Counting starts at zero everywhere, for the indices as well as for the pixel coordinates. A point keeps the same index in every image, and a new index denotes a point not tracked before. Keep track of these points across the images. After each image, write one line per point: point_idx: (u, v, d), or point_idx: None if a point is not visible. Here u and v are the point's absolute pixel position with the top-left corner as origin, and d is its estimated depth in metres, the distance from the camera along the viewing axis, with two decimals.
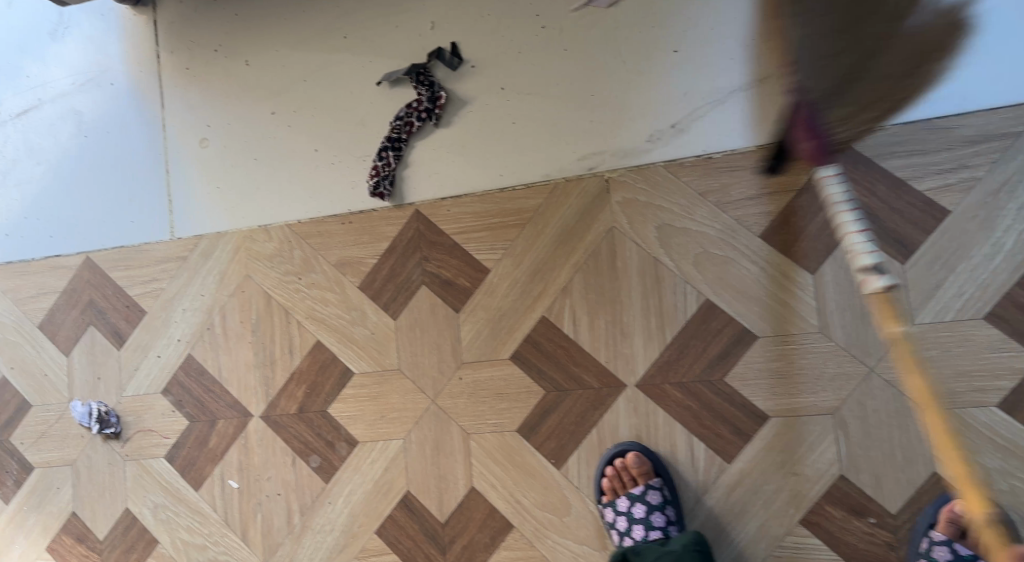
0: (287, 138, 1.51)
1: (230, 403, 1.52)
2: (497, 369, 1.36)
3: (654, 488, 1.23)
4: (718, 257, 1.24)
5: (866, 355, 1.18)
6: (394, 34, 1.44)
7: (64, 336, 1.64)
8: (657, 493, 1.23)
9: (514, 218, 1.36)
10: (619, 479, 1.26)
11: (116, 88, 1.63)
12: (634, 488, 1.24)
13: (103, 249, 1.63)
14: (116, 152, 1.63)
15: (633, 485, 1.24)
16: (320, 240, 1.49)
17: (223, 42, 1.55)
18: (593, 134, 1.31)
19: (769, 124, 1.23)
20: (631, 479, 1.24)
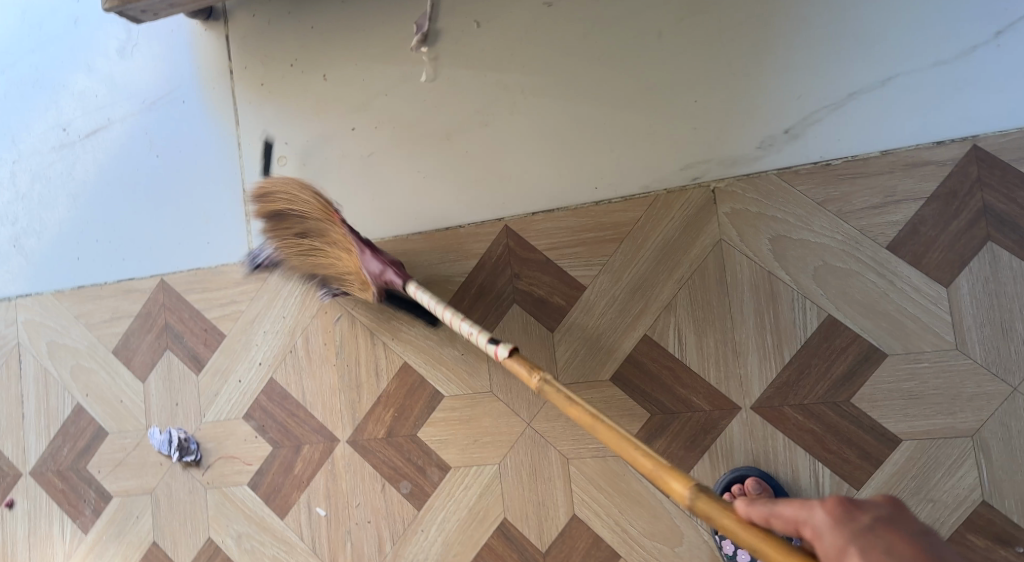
0: (369, 153, 1.46)
1: (315, 428, 1.47)
2: (598, 391, 1.29)
3: None
4: (841, 270, 1.16)
5: (1006, 370, 1.10)
6: (481, 41, 1.38)
7: (141, 361, 1.60)
8: None
9: (612, 233, 1.30)
10: None
11: (188, 106, 1.58)
12: None
13: (179, 271, 1.59)
14: (190, 172, 1.59)
15: None
16: (405, 259, 1.42)
17: (298, 55, 1.50)
18: (697, 142, 1.24)
19: (895, 127, 1.13)
20: None
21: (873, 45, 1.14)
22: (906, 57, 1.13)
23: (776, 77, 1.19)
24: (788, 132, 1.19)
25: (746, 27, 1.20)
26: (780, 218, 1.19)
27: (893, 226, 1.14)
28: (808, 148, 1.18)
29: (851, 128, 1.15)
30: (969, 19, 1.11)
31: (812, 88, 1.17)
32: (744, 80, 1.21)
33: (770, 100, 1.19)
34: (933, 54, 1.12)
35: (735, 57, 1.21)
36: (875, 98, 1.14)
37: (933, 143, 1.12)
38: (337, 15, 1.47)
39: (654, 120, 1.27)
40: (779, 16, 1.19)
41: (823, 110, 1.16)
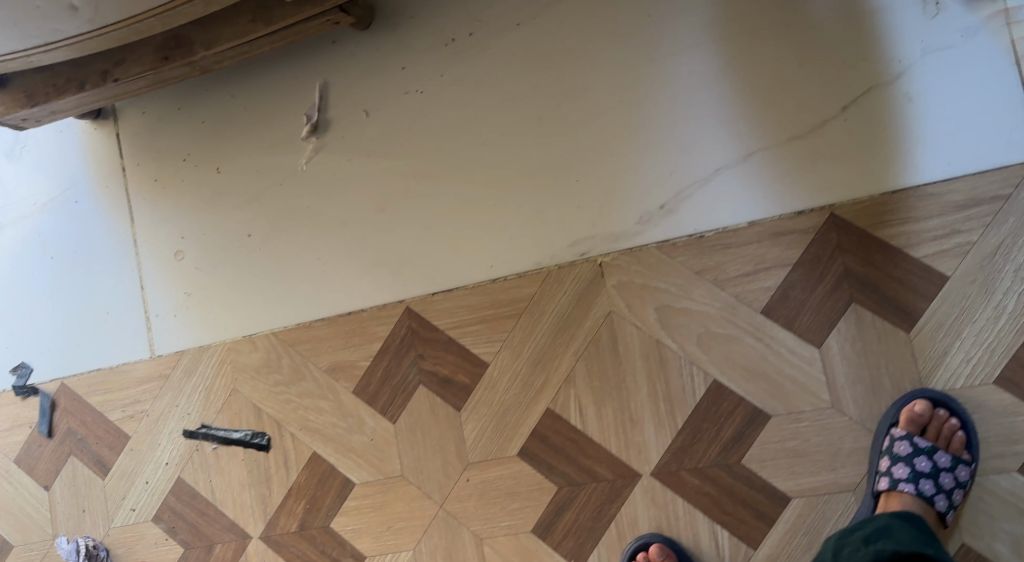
0: (264, 244, 1.45)
1: (227, 526, 1.45)
2: (505, 467, 1.31)
3: None
4: (722, 336, 1.21)
5: (879, 424, 1.15)
6: (369, 129, 1.40)
7: (44, 469, 1.56)
8: None
9: (509, 309, 1.32)
10: None
11: (80, 205, 1.57)
12: None
13: (79, 373, 1.56)
14: (85, 271, 1.56)
15: None
16: (309, 346, 1.43)
17: (189, 149, 1.50)
18: (581, 220, 1.28)
19: (761, 197, 1.20)
20: None
21: (735, 123, 1.21)
22: (764, 134, 1.20)
23: (650, 156, 1.25)
24: (664, 208, 1.24)
25: (619, 110, 1.26)
26: (663, 288, 1.24)
27: (766, 291, 1.19)
28: (683, 222, 1.23)
29: (720, 202, 1.21)
30: (817, 95, 1.18)
31: (682, 165, 1.23)
32: (621, 159, 1.26)
33: (645, 178, 1.25)
34: (788, 129, 1.19)
35: (611, 139, 1.27)
36: (738, 172, 1.21)
37: (795, 212, 1.18)
38: (225, 108, 1.48)
39: (540, 200, 1.31)
40: (649, 99, 1.25)
41: (693, 185, 1.22)
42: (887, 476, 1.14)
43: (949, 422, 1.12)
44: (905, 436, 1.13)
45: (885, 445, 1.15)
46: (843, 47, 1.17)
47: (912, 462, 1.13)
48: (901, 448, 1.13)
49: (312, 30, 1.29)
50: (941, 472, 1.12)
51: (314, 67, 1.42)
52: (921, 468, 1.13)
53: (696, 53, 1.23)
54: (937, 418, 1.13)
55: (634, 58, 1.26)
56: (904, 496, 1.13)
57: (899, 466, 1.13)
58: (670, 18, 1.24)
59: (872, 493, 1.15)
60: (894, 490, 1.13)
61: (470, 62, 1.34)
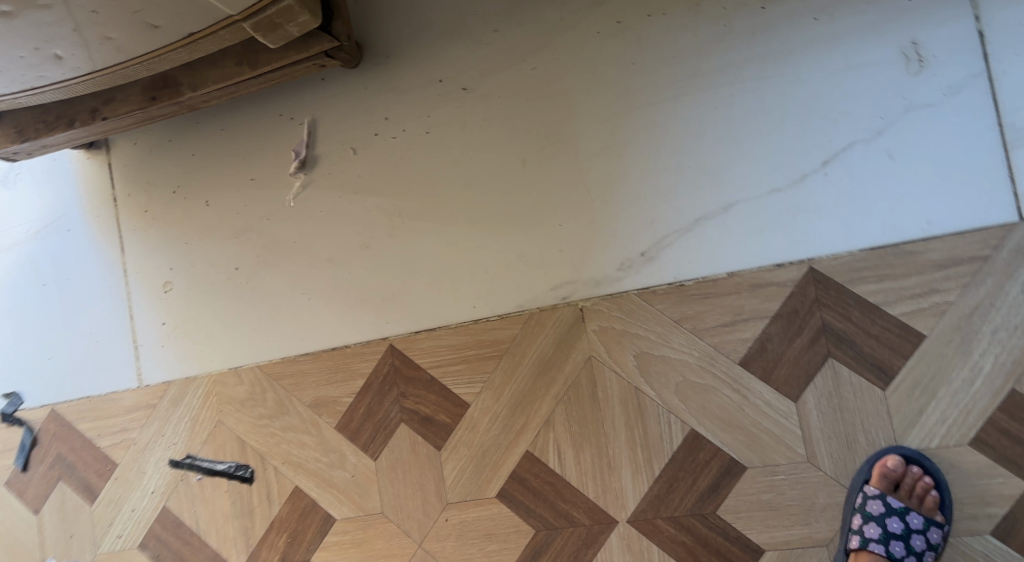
0: (251, 277, 1.46)
1: (210, 556, 1.46)
2: (483, 508, 1.32)
3: None
4: (700, 385, 1.21)
5: (853, 480, 1.16)
6: (356, 167, 1.40)
7: (33, 492, 1.58)
8: None
9: (491, 350, 1.33)
10: None
11: (73, 233, 1.58)
12: None
13: (69, 400, 1.57)
14: (76, 299, 1.58)
15: None
16: (293, 381, 1.44)
17: (180, 181, 1.51)
18: (563, 264, 1.29)
19: (742, 248, 1.19)
20: None
21: (717, 172, 1.21)
22: (745, 184, 1.20)
23: (632, 202, 1.25)
24: (645, 255, 1.24)
25: (602, 156, 1.26)
26: (642, 335, 1.24)
27: (744, 343, 1.19)
28: (663, 269, 1.23)
29: (700, 251, 1.21)
30: (800, 147, 1.18)
31: (664, 213, 1.23)
32: (603, 204, 1.26)
33: (627, 224, 1.25)
34: (770, 180, 1.19)
35: (594, 184, 1.27)
36: (719, 222, 1.20)
37: (774, 265, 1.18)
38: (216, 141, 1.49)
39: (523, 242, 1.31)
40: (633, 146, 1.25)
41: (674, 233, 1.22)
42: (858, 534, 1.15)
43: (923, 482, 1.13)
44: (878, 495, 1.14)
45: (857, 502, 1.15)
46: (826, 100, 1.18)
47: (884, 521, 1.14)
48: (874, 507, 1.14)
49: (298, 73, 1.30)
50: (913, 534, 1.14)
51: (303, 105, 1.43)
52: (893, 529, 1.15)
53: (680, 101, 1.23)
54: (910, 477, 1.13)
55: (619, 105, 1.26)
56: (874, 555, 1.14)
57: (871, 524, 1.14)
58: (655, 66, 1.24)
59: (843, 550, 1.15)
60: (865, 548, 1.14)
61: (456, 103, 1.34)
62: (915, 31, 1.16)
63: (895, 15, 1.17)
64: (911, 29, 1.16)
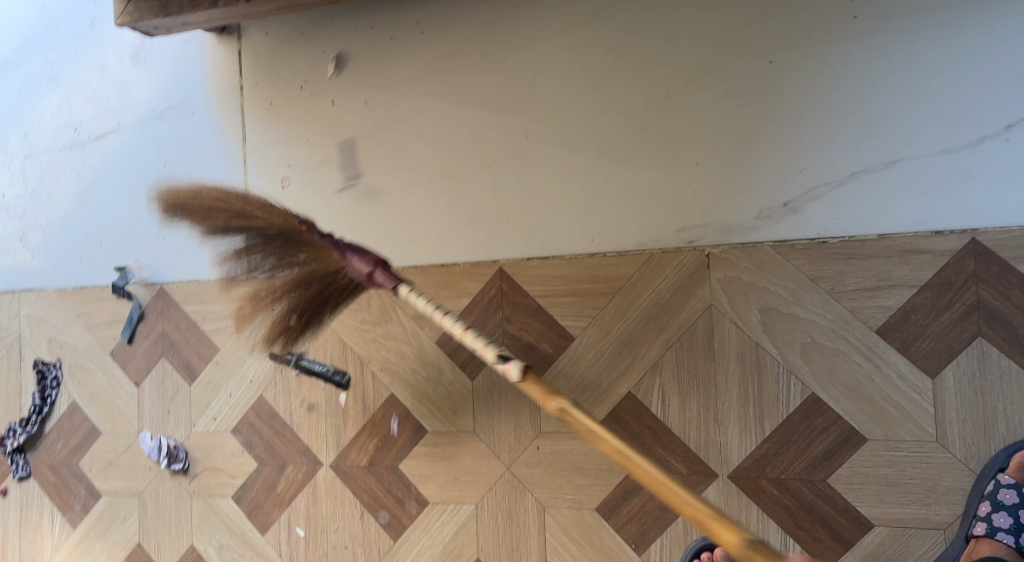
0: (368, 183, 1.45)
1: (301, 449, 1.48)
2: (578, 441, 1.31)
3: None
4: (827, 349, 1.17)
5: (985, 467, 1.11)
6: (490, 81, 1.36)
7: (137, 365, 1.62)
8: None
9: (604, 287, 1.29)
10: None
11: (197, 117, 1.58)
12: None
13: (178, 281, 1.60)
14: (194, 183, 1.59)
15: None
16: (399, 290, 1.43)
17: (307, 77, 1.49)
18: (695, 206, 1.23)
19: (897, 211, 1.14)
20: None
21: (885, 125, 1.15)
22: (913, 142, 1.14)
23: (782, 148, 1.19)
24: (787, 206, 1.19)
25: (755, 96, 1.20)
26: (771, 290, 1.19)
27: (884, 310, 1.15)
28: (806, 223, 1.18)
29: (850, 208, 1.16)
30: (980, 109, 1.12)
31: (815, 164, 1.17)
32: (749, 147, 1.20)
33: (773, 172, 1.19)
34: (939, 141, 1.13)
35: (740, 124, 1.21)
36: (876, 180, 1.15)
37: (931, 231, 1.13)
38: (348, 41, 1.45)
39: (656, 178, 1.25)
40: (790, 89, 1.18)
41: (824, 186, 1.17)
42: (985, 521, 1.10)
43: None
44: (1012, 484, 1.08)
45: (987, 489, 1.11)
46: (1017, 62, 1.10)
47: (1017, 512, 1.09)
48: (1006, 497, 1.09)
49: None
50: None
51: (441, 11, 1.39)
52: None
53: (855, 44, 1.15)
54: None
55: (787, 42, 1.18)
56: (997, 544, 1.09)
57: (1000, 514, 1.09)
58: (832, 5, 1.16)
59: (963, 536, 1.11)
60: (989, 536, 1.09)
61: (603, 24, 1.28)
62: None
63: None
64: None
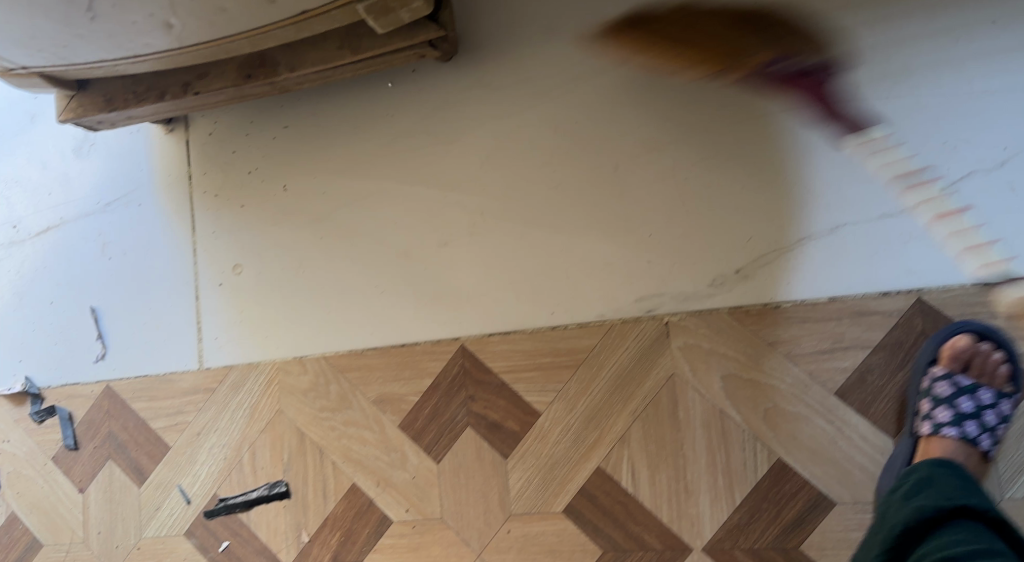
0: (324, 265, 1.44)
1: (259, 549, 1.42)
2: (549, 523, 1.27)
3: None
4: (790, 414, 1.18)
5: (918, 359, 1.14)
6: (445, 159, 1.39)
7: (81, 469, 1.55)
8: None
9: (567, 359, 1.29)
10: None
11: (144, 209, 1.56)
12: None
13: (125, 377, 1.55)
14: (141, 275, 1.55)
15: None
16: (359, 374, 1.40)
17: (258, 163, 1.49)
18: (651, 275, 1.26)
19: (844, 274, 1.16)
20: None
21: (827, 191, 1.18)
22: (855, 207, 1.17)
23: (730, 216, 1.22)
24: (739, 272, 1.21)
25: (699, 168, 1.24)
26: (730, 356, 1.21)
27: (842, 372, 1.16)
28: (760, 289, 1.20)
29: (800, 272, 1.18)
30: (917, 174, 1.15)
31: (763, 230, 1.20)
32: (698, 217, 1.24)
33: (724, 241, 1.22)
34: (880, 206, 1.16)
35: (689, 195, 1.25)
36: (822, 245, 1.17)
37: (880, 293, 1.15)
38: (302, 125, 1.46)
39: (611, 249, 1.29)
40: (733, 161, 1.22)
41: (772, 252, 1.19)
42: (930, 419, 1.12)
43: (991, 358, 1.11)
44: (946, 375, 1.12)
45: (923, 388, 1.13)
46: (945, 126, 1.14)
47: (955, 401, 1.12)
48: (942, 389, 1.12)
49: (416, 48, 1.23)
50: (984, 410, 1.11)
51: (393, 96, 1.42)
52: (965, 408, 1.11)
53: (791, 115, 1.20)
54: (981, 356, 1.11)
55: (727, 113, 1.23)
56: (946, 439, 1.12)
57: (942, 408, 1.12)
58: (768, 78, 1.21)
59: (913, 434, 1.13)
60: (936, 434, 1.12)
61: (550, 103, 1.33)
62: None
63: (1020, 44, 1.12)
64: None
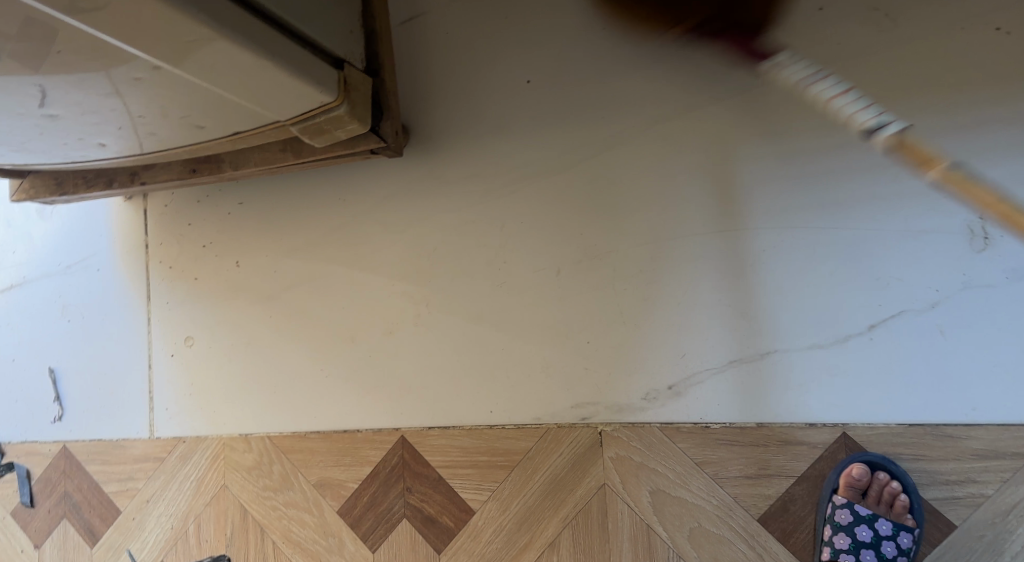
0: (271, 344, 1.45)
1: None
2: None
3: None
4: (713, 535, 1.21)
5: (821, 490, 1.18)
6: (390, 249, 1.38)
7: (36, 527, 1.58)
8: None
9: (503, 460, 1.31)
10: None
11: (103, 275, 1.57)
12: None
13: (80, 439, 1.57)
14: (97, 340, 1.57)
15: None
16: (301, 457, 1.42)
17: (213, 238, 1.50)
18: (587, 382, 1.27)
19: (772, 401, 1.20)
20: None
21: (760, 316, 1.20)
22: (787, 335, 1.19)
23: (666, 331, 1.24)
24: (671, 389, 1.24)
25: (640, 280, 1.25)
26: (659, 472, 1.24)
27: (765, 499, 1.20)
28: (690, 407, 1.23)
29: (730, 394, 1.21)
30: (849, 306, 1.17)
31: (696, 349, 1.22)
32: (635, 329, 1.25)
33: (659, 357, 1.24)
34: (810, 336, 1.18)
35: (626, 306, 1.25)
36: (751, 368, 1.20)
37: (805, 423, 1.19)
38: (255, 203, 1.47)
39: (550, 353, 1.29)
40: (672, 277, 1.23)
41: (704, 372, 1.22)
42: (829, 545, 1.17)
43: (889, 488, 1.16)
44: (845, 504, 1.17)
45: (826, 513, 1.18)
46: (880, 262, 1.16)
47: (854, 530, 1.17)
48: (842, 517, 1.17)
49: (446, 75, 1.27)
50: (883, 541, 1.16)
51: (342, 180, 1.41)
52: (863, 537, 1.17)
53: (729, 236, 1.21)
54: (877, 484, 1.16)
55: (668, 229, 1.24)
56: None
57: (840, 536, 1.17)
58: (710, 199, 1.22)
59: None
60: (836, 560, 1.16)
61: (496, 201, 1.32)
62: None
63: None
64: None
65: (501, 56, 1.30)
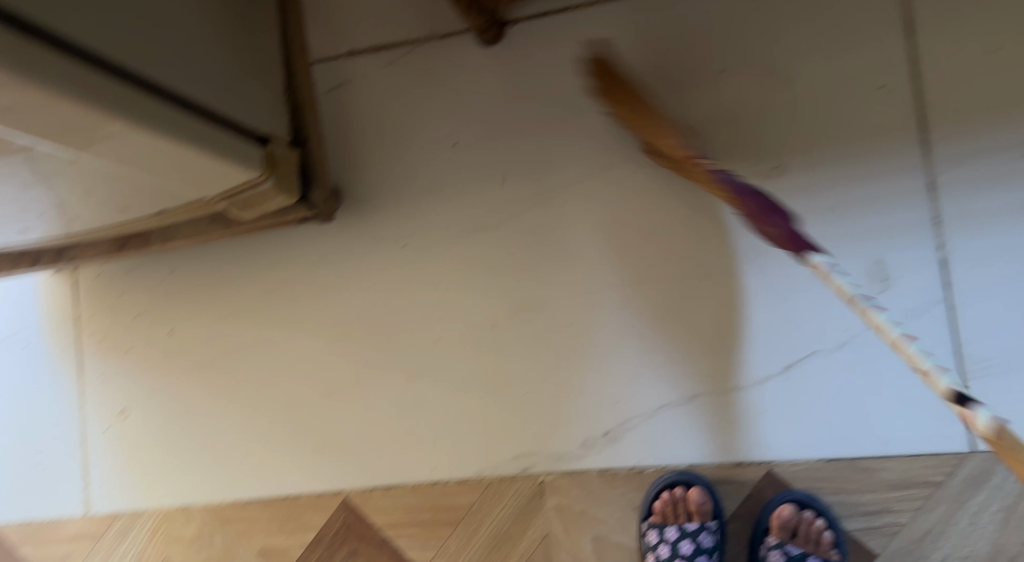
0: (209, 413, 1.44)
1: None
2: None
3: (707, 530, 1.25)
4: None
5: (753, 530, 1.26)
6: (323, 315, 1.39)
7: None
8: (708, 536, 1.26)
9: (446, 517, 1.34)
10: (672, 506, 1.25)
11: (29, 351, 1.51)
12: (688, 523, 1.24)
13: (11, 521, 1.52)
14: (26, 420, 1.51)
15: (687, 520, 1.24)
16: (243, 525, 1.42)
17: (143, 308, 1.47)
18: (526, 434, 1.31)
19: (701, 442, 1.26)
20: (687, 514, 1.24)
21: (685, 363, 1.26)
22: (711, 379, 1.26)
23: (597, 381, 1.29)
24: (607, 435, 1.29)
25: (570, 333, 1.30)
26: (599, 519, 1.29)
27: None
28: (625, 452, 1.28)
29: (662, 438, 1.27)
30: (766, 350, 1.24)
31: (628, 397, 1.28)
32: (569, 380, 1.30)
33: (593, 406, 1.29)
34: (733, 378, 1.25)
35: (559, 358, 1.30)
36: (680, 412, 1.26)
37: (733, 462, 1.26)
38: (189, 272, 1.45)
39: (487, 408, 1.32)
40: (601, 328, 1.29)
41: (636, 418, 1.27)
42: None
43: (815, 525, 1.23)
44: (777, 544, 1.24)
45: (760, 552, 1.26)
46: (791, 307, 1.24)
47: None
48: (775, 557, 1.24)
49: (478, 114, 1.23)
50: None
51: (271, 246, 1.41)
52: None
53: (652, 287, 1.27)
54: (805, 522, 1.23)
55: (594, 282, 1.29)
56: None
57: None
58: (632, 252, 1.28)
59: None
60: None
61: (426, 262, 1.35)
62: (881, 250, 1.22)
63: (858, 235, 1.23)
64: (877, 249, 1.22)
65: (424, 120, 1.34)
